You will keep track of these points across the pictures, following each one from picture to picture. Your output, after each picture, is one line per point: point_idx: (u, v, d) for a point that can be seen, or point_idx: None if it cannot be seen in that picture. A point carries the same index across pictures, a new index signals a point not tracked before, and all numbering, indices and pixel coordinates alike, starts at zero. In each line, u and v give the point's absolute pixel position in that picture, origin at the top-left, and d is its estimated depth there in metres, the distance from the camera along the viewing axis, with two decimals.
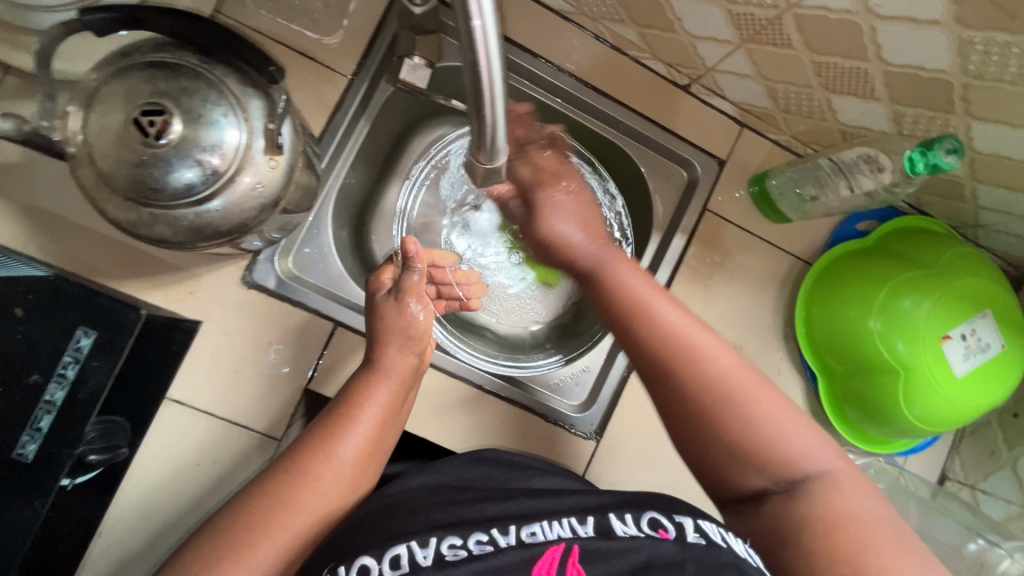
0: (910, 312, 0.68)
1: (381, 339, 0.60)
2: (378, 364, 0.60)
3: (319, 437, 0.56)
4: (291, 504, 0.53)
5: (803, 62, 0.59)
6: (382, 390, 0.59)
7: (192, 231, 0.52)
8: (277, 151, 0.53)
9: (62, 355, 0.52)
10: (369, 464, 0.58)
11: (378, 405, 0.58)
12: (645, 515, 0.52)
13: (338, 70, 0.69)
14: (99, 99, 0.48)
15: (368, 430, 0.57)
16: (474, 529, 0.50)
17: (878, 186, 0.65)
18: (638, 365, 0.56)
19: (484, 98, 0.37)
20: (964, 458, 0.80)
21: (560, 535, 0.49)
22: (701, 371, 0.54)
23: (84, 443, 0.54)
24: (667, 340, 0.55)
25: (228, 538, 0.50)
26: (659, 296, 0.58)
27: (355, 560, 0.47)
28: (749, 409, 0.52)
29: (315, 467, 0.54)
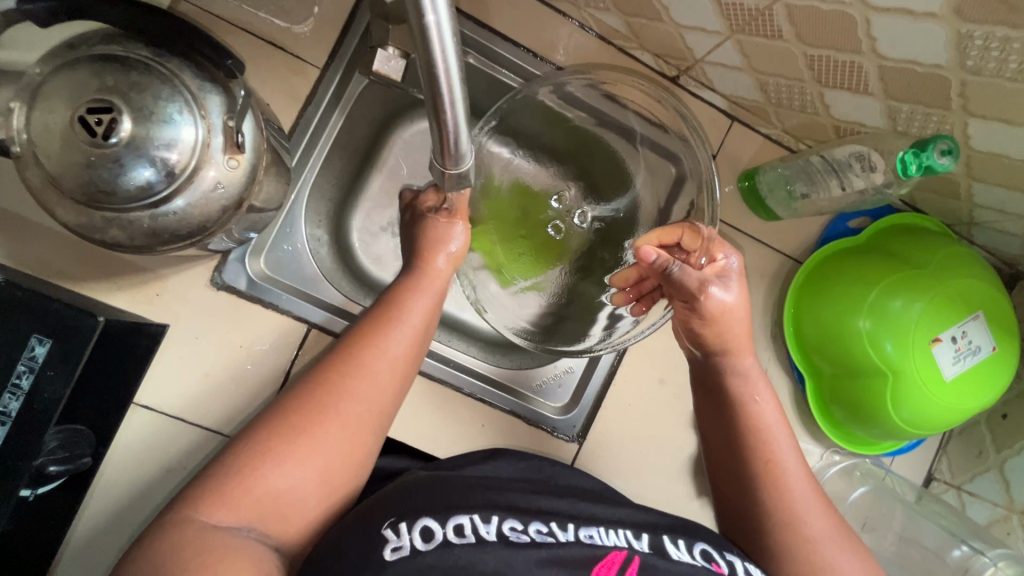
0: (900, 313, 0.66)
1: (425, 250, 0.61)
2: (417, 272, 0.59)
3: (370, 328, 0.55)
4: (349, 397, 0.51)
5: (795, 55, 0.56)
6: (424, 293, 0.58)
7: (149, 235, 0.49)
8: (237, 151, 0.50)
9: (16, 364, 0.49)
10: (416, 364, 0.57)
11: (424, 304, 0.58)
12: (696, 545, 0.53)
13: (309, 61, 0.66)
14: (43, 95, 0.45)
15: (417, 324, 0.56)
16: (533, 518, 0.50)
17: (869, 186, 0.63)
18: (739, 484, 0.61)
19: (442, 98, 0.34)
20: (952, 459, 0.79)
21: (617, 543, 0.50)
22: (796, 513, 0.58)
23: (44, 453, 0.53)
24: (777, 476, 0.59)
25: (293, 412, 0.49)
26: (785, 436, 0.61)
27: (417, 519, 0.46)
28: (822, 542, 0.57)
29: (372, 360, 0.53)
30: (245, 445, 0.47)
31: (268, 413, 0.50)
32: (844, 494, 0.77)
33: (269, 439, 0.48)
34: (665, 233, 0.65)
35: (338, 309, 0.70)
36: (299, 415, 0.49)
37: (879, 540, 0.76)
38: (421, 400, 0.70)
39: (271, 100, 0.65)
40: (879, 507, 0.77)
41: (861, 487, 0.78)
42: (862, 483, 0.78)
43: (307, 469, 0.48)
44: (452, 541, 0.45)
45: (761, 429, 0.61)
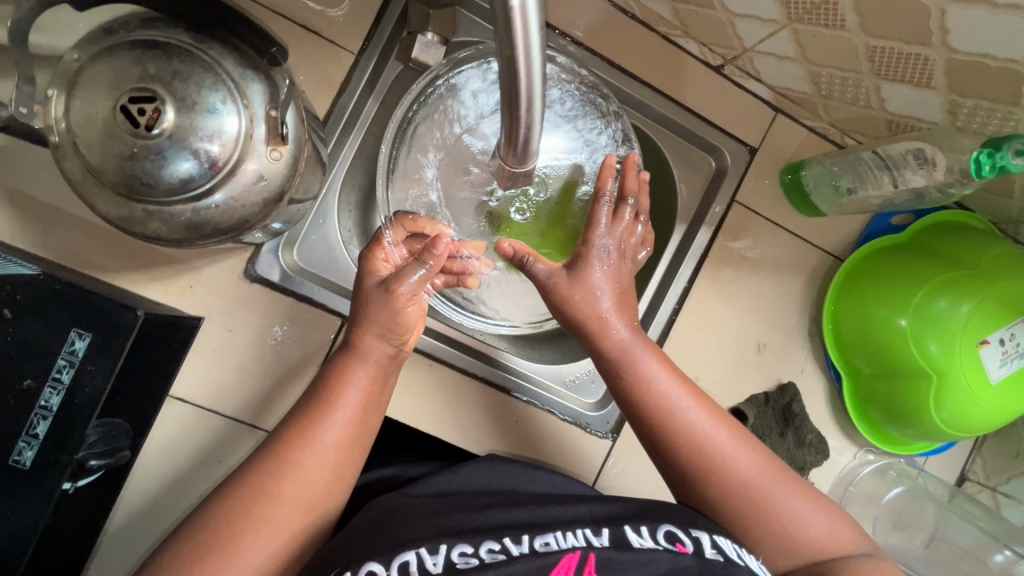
0: (946, 314, 0.64)
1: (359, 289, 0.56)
2: (354, 348, 0.55)
3: (301, 419, 0.52)
4: (276, 502, 0.49)
5: (856, 46, 0.54)
6: (359, 374, 0.54)
7: (190, 228, 0.48)
8: (280, 142, 0.48)
9: (56, 359, 0.49)
10: (356, 450, 0.54)
11: (359, 388, 0.54)
12: (661, 528, 0.53)
13: (344, 46, 0.64)
14: (82, 83, 0.43)
15: (351, 413, 0.53)
16: (485, 537, 0.50)
17: (930, 183, 0.60)
18: (667, 466, 0.58)
19: (522, 96, 0.34)
20: (988, 460, 0.77)
21: (574, 544, 0.50)
22: (726, 472, 0.56)
23: (84, 446, 0.52)
24: (693, 443, 0.56)
25: (220, 523, 0.47)
26: (685, 397, 0.57)
27: (361, 565, 0.46)
28: (754, 484, 0.56)
29: (299, 455, 0.51)
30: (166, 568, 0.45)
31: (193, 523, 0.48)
32: (879, 494, 0.78)
33: (193, 556, 0.46)
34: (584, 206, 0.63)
35: None
36: (221, 524, 0.47)
37: (910, 539, 0.79)
38: (456, 395, 0.69)
39: (304, 88, 0.63)
40: (911, 507, 0.78)
41: (896, 487, 0.78)
42: (897, 482, 0.77)
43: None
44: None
45: (667, 416, 0.56)
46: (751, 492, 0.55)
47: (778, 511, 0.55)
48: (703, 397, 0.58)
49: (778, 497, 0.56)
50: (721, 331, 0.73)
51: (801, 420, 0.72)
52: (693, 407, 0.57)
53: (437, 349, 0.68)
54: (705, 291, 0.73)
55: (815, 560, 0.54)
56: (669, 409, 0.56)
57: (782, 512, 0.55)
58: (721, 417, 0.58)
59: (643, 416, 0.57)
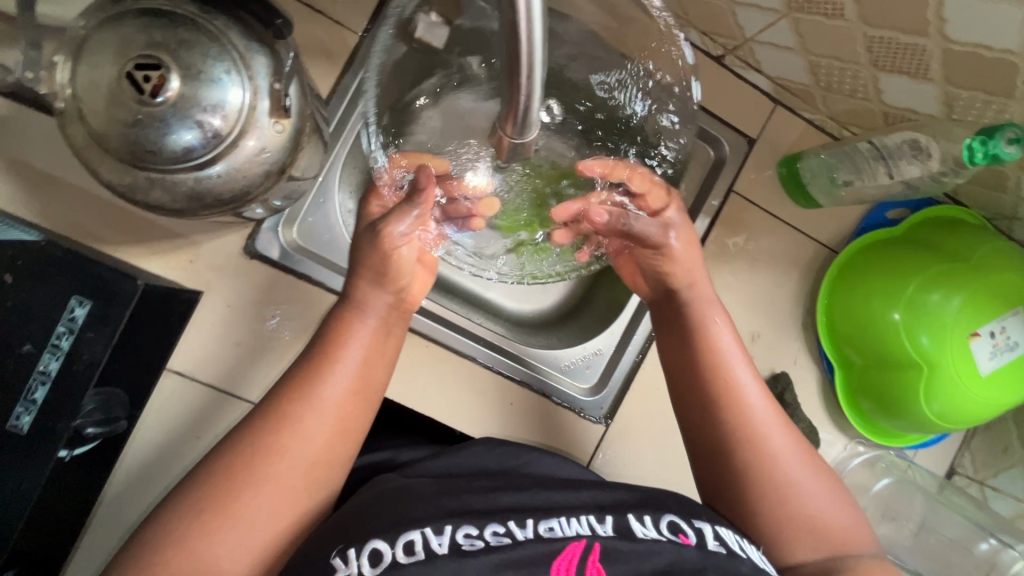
0: (939, 307, 0.65)
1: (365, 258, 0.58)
2: (354, 299, 0.58)
3: (301, 375, 0.54)
4: (280, 459, 0.50)
5: (854, 36, 0.55)
6: (361, 326, 0.57)
7: (192, 198, 0.48)
8: (283, 115, 0.49)
9: (56, 325, 0.49)
10: (358, 406, 0.55)
11: (360, 342, 0.56)
12: (663, 518, 0.54)
13: (350, 28, 0.65)
14: (89, 49, 0.43)
15: (351, 368, 0.55)
16: (490, 520, 0.51)
17: (924, 174, 0.61)
18: (704, 433, 0.61)
19: (522, 56, 0.35)
20: (975, 453, 0.79)
21: (579, 533, 0.51)
22: (760, 445, 0.59)
23: (81, 415, 0.52)
24: (741, 405, 0.60)
25: (218, 482, 0.48)
26: (742, 362, 0.62)
27: (364, 543, 0.47)
28: (783, 462, 0.59)
29: (298, 412, 0.52)
30: (169, 525, 0.47)
31: (196, 481, 0.49)
32: (869, 485, 0.78)
33: (192, 511, 0.47)
34: (615, 171, 0.57)
35: None
36: (223, 482, 0.48)
37: (899, 529, 0.79)
38: (452, 376, 0.70)
39: (309, 67, 0.64)
40: (899, 498, 0.79)
41: (884, 478, 0.79)
42: (886, 474, 0.78)
43: (235, 533, 0.47)
44: (401, 561, 0.46)
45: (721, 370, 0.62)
46: (778, 463, 0.58)
47: (799, 496, 0.58)
48: (755, 372, 0.63)
49: (801, 479, 0.58)
50: None
51: (793, 409, 0.73)
52: (744, 371, 0.62)
53: (435, 330, 0.69)
54: None
55: (823, 539, 0.57)
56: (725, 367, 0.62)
57: (801, 494, 0.58)
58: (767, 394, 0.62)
59: (699, 368, 0.62)
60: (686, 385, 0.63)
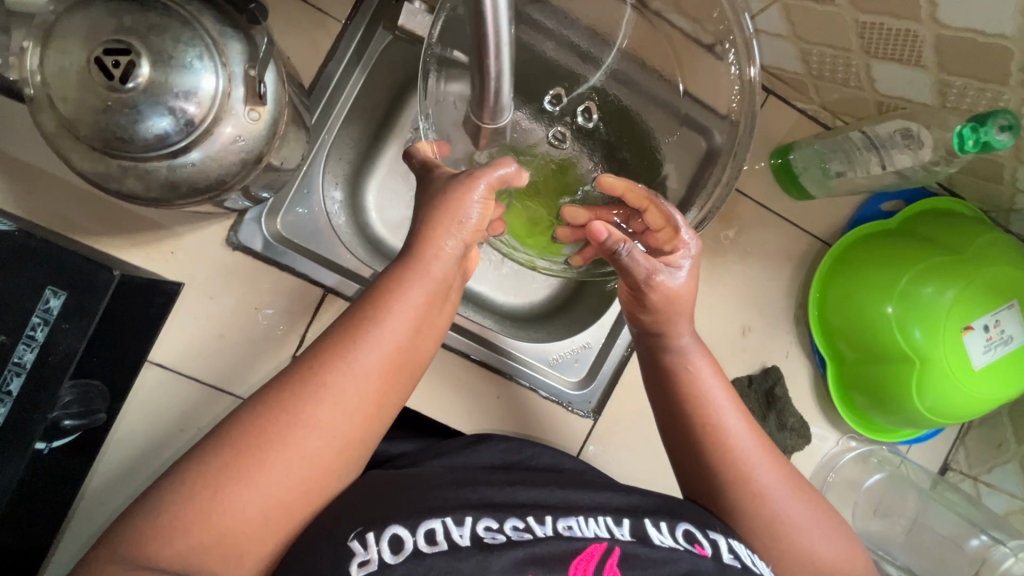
0: (931, 300, 0.64)
1: (428, 225, 0.50)
2: (414, 261, 0.50)
3: (344, 334, 0.49)
4: (312, 429, 0.47)
5: (846, 22, 0.54)
6: (416, 290, 0.50)
7: (167, 186, 0.47)
8: (258, 102, 0.48)
9: (30, 316, 0.49)
10: (399, 379, 0.51)
11: (411, 308, 0.50)
12: (679, 526, 0.53)
13: (332, 15, 0.64)
14: (58, 34, 0.42)
15: (398, 340, 0.50)
16: (509, 514, 0.51)
17: (916, 164, 0.60)
18: (692, 458, 0.60)
19: (489, 31, 0.35)
20: (970, 449, 0.78)
21: (598, 534, 0.50)
22: (747, 476, 0.58)
23: (59, 406, 0.52)
24: (727, 445, 0.58)
25: (240, 443, 0.45)
26: (727, 402, 0.60)
27: (384, 529, 0.47)
28: (770, 495, 0.58)
29: (338, 379, 0.47)
30: (174, 495, 0.44)
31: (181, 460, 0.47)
32: (860, 480, 0.78)
33: (209, 474, 0.44)
34: (633, 196, 0.58)
35: (354, 276, 0.68)
36: (251, 446, 0.45)
37: (891, 526, 0.79)
38: (439, 370, 0.70)
39: (292, 55, 0.63)
40: (891, 493, 0.78)
41: (876, 473, 0.78)
42: (878, 470, 0.77)
43: (255, 500, 0.45)
44: (423, 550, 0.46)
45: (704, 406, 0.60)
46: (768, 504, 0.57)
47: (784, 525, 0.57)
48: (742, 411, 0.61)
49: (788, 510, 0.58)
50: (708, 313, 0.73)
51: (783, 403, 0.73)
52: (734, 412, 0.60)
53: None
54: None
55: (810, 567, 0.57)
56: (711, 405, 0.60)
57: (788, 521, 0.57)
58: (756, 433, 0.60)
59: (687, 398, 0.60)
60: (670, 418, 0.62)
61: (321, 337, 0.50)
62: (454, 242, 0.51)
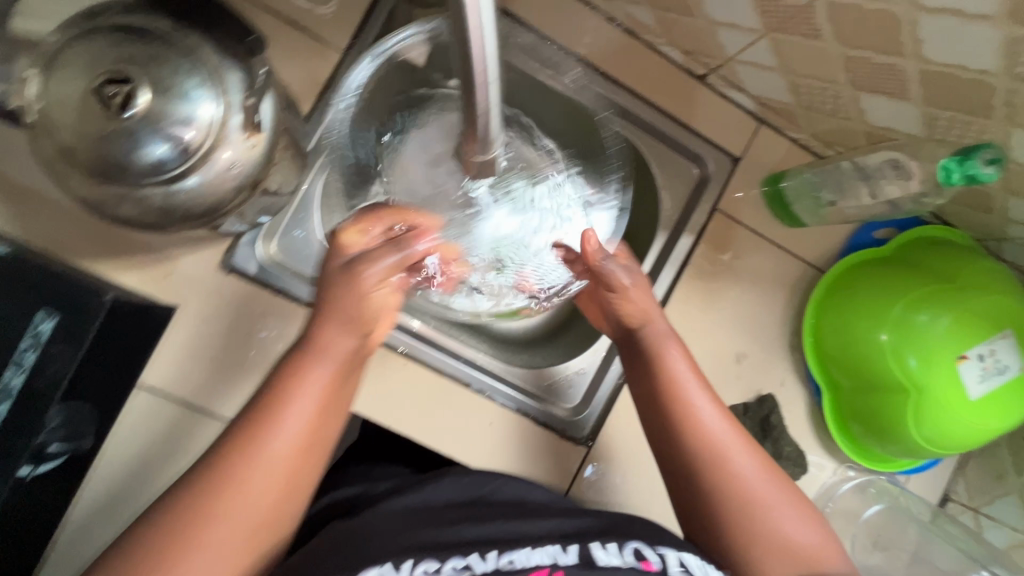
0: (926, 328, 0.64)
1: (324, 307, 0.52)
2: (312, 344, 0.52)
3: (247, 425, 0.49)
4: (229, 512, 0.47)
5: (832, 56, 0.55)
6: (317, 372, 0.51)
7: (162, 212, 0.48)
8: (255, 130, 0.49)
9: (20, 340, 0.49)
10: (310, 456, 0.51)
11: (314, 390, 0.51)
12: (628, 544, 0.53)
13: (331, 44, 0.65)
14: (60, 64, 0.43)
15: (308, 415, 0.50)
16: (452, 553, 0.49)
17: (903, 196, 0.61)
18: (670, 452, 0.60)
19: (474, 59, 0.36)
20: (970, 480, 0.76)
21: (541, 562, 0.50)
22: (726, 465, 0.58)
23: (46, 431, 0.51)
24: (702, 434, 0.59)
25: (153, 544, 0.44)
26: (700, 390, 0.61)
27: None
28: (749, 482, 0.57)
29: (247, 468, 0.47)
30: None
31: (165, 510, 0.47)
32: (860, 511, 0.76)
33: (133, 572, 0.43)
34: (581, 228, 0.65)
35: None
36: (161, 547, 0.44)
37: (891, 560, 0.77)
38: (432, 396, 0.68)
39: (290, 83, 0.64)
40: (890, 525, 0.77)
41: (875, 504, 0.77)
42: (876, 500, 0.76)
43: None
44: None
45: (680, 393, 0.60)
46: (748, 490, 0.57)
47: (766, 513, 0.56)
48: (717, 398, 0.61)
49: (769, 499, 0.57)
50: (702, 340, 0.73)
51: (779, 431, 0.72)
52: (708, 397, 0.60)
53: (414, 347, 0.68)
54: (687, 300, 0.72)
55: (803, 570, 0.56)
56: (685, 394, 0.60)
57: (770, 511, 0.57)
58: (732, 419, 0.60)
59: (659, 387, 0.61)
60: (648, 415, 0.62)
61: (230, 421, 0.50)
62: (352, 325, 0.52)
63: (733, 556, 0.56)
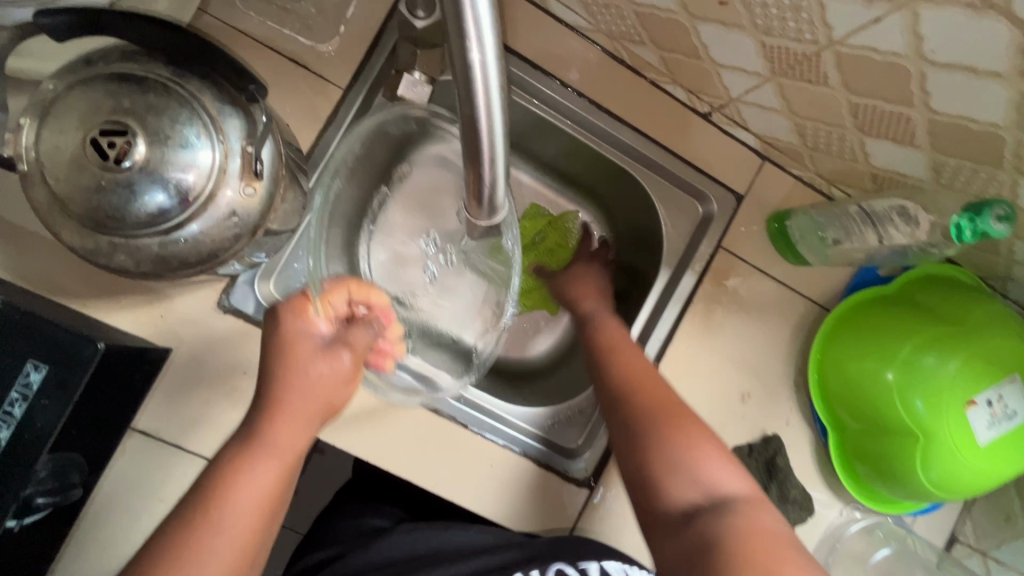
0: (934, 370, 0.63)
1: (275, 404, 0.49)
2: (261, 444, 0.48)
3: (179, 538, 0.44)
4: None
5: (838, 102, 0.54)
6: (266, 475, 0.47)
7: (158, 261, 0.47)
8: (254, 178, 0.47)
9: (9, 391, 0.47)
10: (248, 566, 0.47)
11: (261, 495, 0.47)
12: (551, 566, 0.60)
13: (331, 81, 0.64)
14: (55, 114, 0.42)
15: (251, 521, 0.46)
16: None
17: (912, 242, 0.61)
18: (599, 394, 0.62)
19: (483, 134, 0.36)
20: (978, 521, 0.75)
21: None
22: (651, 397, 0.59)
23: (33, 483, 0.49)
24: (627, 369, 0.61)
25: None
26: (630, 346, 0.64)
27: None
28: (673, 412, 0.57)
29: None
30: None
31: None
32: (866, 555, 0.75)
33: None
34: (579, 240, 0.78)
35: None
36: None
37: None
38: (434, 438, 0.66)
39: (290, 121, 0.63)
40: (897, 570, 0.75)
41: (883, 548, 0.75)
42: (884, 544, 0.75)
43: None
44: None
45: (612, 347, 0.64)
46: (672, 418, 0.57)
47: (688, 441, 0.55)
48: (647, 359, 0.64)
49: (687, 427, 0.56)
50: (706, 379, 0.72)
51: (784, 473, 0.71)
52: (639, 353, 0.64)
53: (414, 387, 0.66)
54: (691, 339, 0.71)
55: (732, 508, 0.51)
56: (615, 348, 0.64)
57: (693, 440, 0.55)
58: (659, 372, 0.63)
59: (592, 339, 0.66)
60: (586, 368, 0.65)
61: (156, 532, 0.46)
62: (309, 422, 0.50)
63: (657, 493, 0.54)
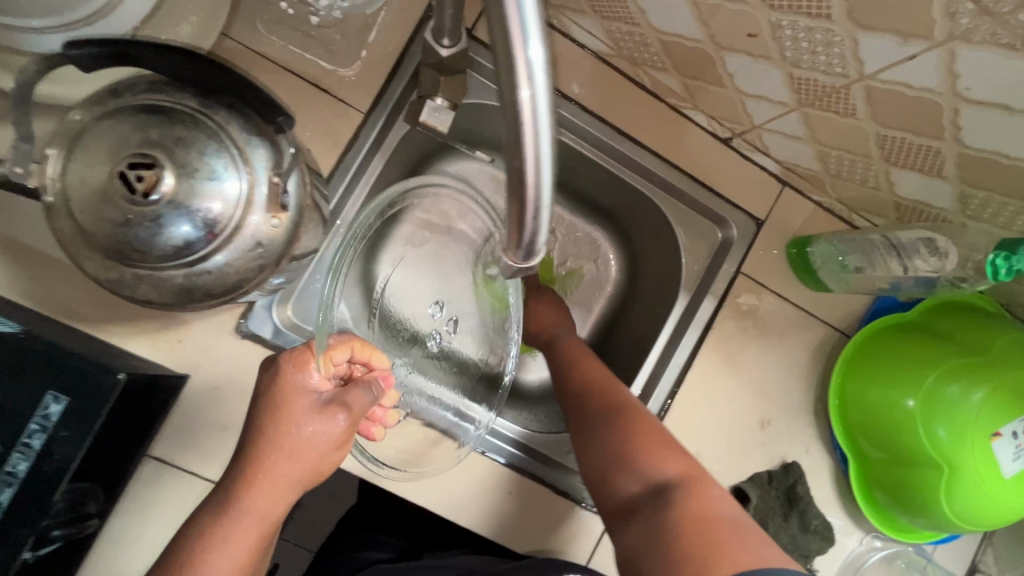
0: (958, 401, 0.62)
1: (255, 462, 0.46)
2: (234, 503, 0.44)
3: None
4: None
5: (866, 133, 0.54)
6: (246, 528, 0.44)
7: (181, 292, 0.46)
8: (280, 210, 0.47)
9: (27, 423, 0.46)
10: None
11: (242, 549, 0.44)
12: None
13: (352, 105, 0.64)
14: (83, 146, 0.42)
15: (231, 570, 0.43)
16: None
17: (937, 274, 0.59)
18: (563, 400, 0.66)
19: (528, 184, 0.35)
20: (997, 550, 0.75)
21: None
22: (605, 398, 0.62)
23: (50, 516, 0.48)
24: (582, 378, 0.65)
25: None
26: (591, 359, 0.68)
27: None
28: (626, 410, 0.60)
29: None
30: None
31: None
32: None
33: None
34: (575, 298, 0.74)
35: None
36: None
37: None
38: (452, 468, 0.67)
39: (311, 145, 0.63)
40: None
41: None
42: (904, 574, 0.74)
43: None
44: None
45: (574, 360, 0.68)
46: (621, 415, 0.60)
47: (637, 435, 0.58)
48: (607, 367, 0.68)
49: (637, 422, 0.59)
50: (726, 406, 0.71)
51: (805, 503, 0.69)
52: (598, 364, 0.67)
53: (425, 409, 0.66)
54: (711, 365, 0.71)
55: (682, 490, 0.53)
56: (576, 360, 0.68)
57: (643, 436, 0.58)
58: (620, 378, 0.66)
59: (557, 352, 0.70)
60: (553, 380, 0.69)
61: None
62: (300, 466, 0.47)
63: (612, 481, 0.57)
